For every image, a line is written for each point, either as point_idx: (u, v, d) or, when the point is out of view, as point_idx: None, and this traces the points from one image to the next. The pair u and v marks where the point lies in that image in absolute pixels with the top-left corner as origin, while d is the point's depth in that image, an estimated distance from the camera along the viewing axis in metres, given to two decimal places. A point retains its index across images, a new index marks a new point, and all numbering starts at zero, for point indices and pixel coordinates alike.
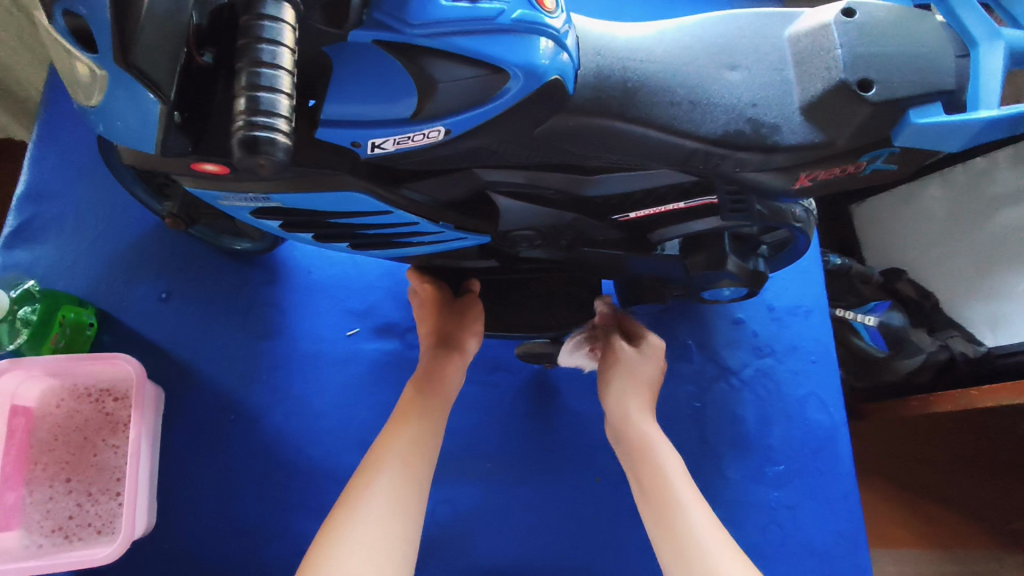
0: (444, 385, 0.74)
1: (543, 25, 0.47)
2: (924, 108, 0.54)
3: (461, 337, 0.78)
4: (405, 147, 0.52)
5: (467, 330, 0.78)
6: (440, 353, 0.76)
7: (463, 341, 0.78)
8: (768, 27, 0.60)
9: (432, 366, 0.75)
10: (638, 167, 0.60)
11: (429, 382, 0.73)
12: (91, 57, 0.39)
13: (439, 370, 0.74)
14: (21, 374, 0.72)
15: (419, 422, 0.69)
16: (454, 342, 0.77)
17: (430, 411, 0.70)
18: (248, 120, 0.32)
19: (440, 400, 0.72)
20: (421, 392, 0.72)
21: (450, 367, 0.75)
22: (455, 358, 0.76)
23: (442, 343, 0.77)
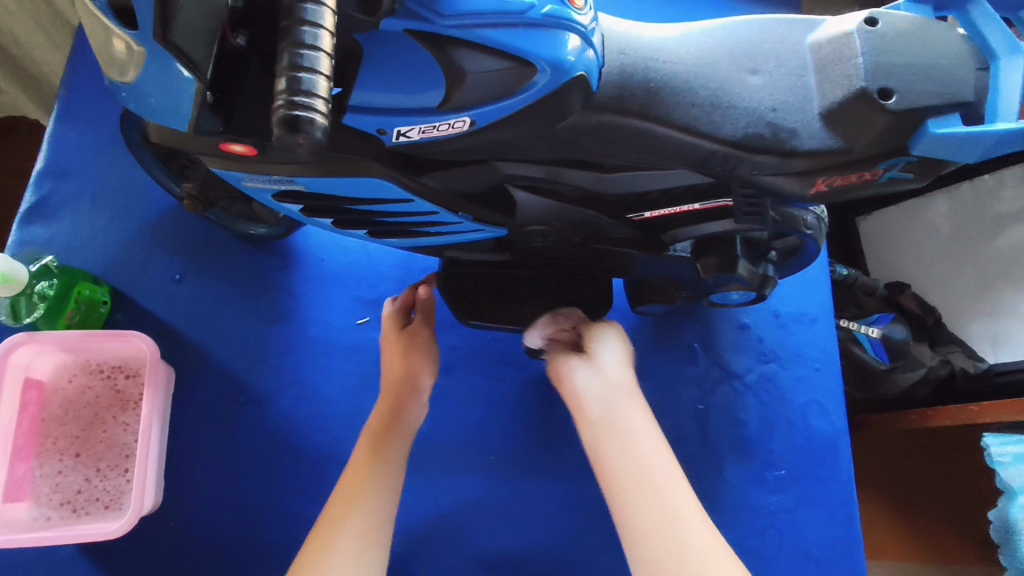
0: (406, 416, 0.75)
1: (571, 21, 0.48)
2: (943, 119, 0.55)
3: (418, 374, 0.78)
4: (430, 136, 0.53)
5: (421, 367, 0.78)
6: (401, 391, 0.76)
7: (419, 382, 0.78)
8: (790, 33, 0.60)
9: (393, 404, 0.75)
10: (655, 167, 0.61)
11: (393, 412, 0.74)
12: (131, 34, 0.40)
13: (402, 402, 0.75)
14: (36, 348, 0.73)
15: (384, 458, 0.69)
16: (412, 379, 0.77)
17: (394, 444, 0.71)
18: (288, 99, 0.33)
19: (399, 441, 0.72)
20: (384, 422, 0.72)
21: (412, 400, 0.76)
22: (414, 396, 0.77)
23: (401, 381, 0.77)
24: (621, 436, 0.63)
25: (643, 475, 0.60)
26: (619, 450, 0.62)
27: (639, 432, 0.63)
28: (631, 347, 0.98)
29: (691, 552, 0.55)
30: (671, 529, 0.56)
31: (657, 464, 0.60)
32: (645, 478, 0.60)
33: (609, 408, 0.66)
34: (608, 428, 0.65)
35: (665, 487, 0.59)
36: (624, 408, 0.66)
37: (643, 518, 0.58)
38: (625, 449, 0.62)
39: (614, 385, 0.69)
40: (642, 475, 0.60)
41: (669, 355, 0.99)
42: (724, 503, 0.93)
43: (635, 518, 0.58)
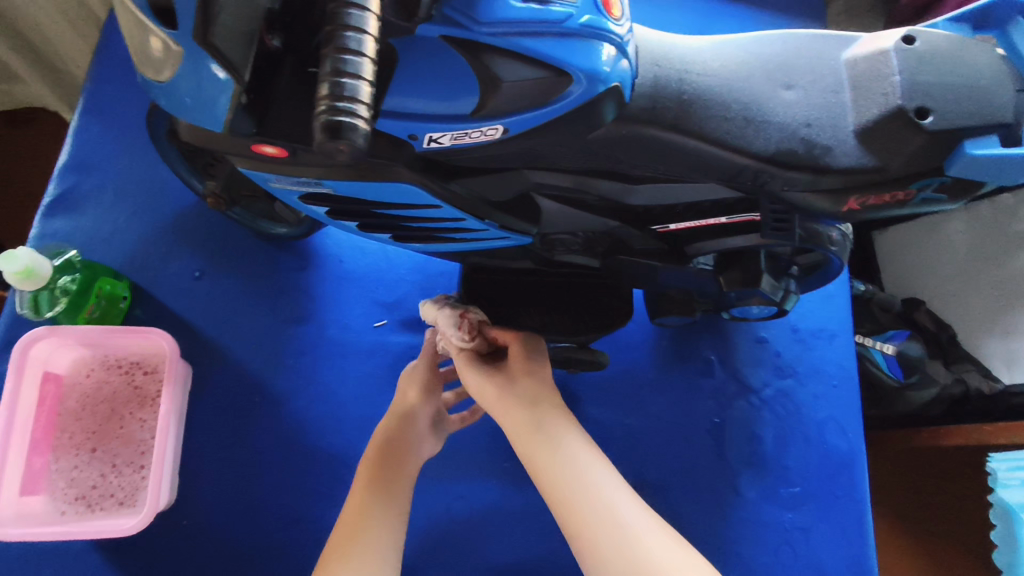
0: (410, 455, 0.74)
1: (607, 31, 0.47)
2: (980, 139, 0.54)
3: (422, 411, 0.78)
4: (461, 143, 0.53)
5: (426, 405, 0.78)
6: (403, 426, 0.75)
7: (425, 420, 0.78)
8: (825, 48, 0.60)
9: (394, 438, 0.74)
10: (684, 180, 0.61)
11: (396, 451, 0.73)
12: (170, 33, 0.40)
13: (404, 442, 0.74)
14: (56, 342, 0.73)
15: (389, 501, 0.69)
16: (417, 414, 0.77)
17: (397, 488, 0.70)
18: (330, 105, 0.33)
19: (400, 483, 0.71)
20: (389, 462, 0.72)
21: (414, 440, 0.75)
22: (416, 433, 0.76)
23: (405, 414, 0.76)
24: (552, 455, 0.64)
25: (573, 484, 0.62)
26: (555, 460, 0.64)
27: (563, 449, 0.65)
28: (647, 358, 0.98)
29: (643, 549, 0.57)
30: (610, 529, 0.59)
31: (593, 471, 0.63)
32: (585, 489, 0.61)
33: (542, 422, 0.67)
34: (538, 441, 0.66)
35: (601, 486, 0.62)
36: (553, 421, 0.67)
37: (591, 522, 0.59)
38: (557, 459, 0.64)
39: (528, 391, 0.71)
40: (579, 483, 0.62)
41: (685, 367, 0.98)
42: (739, 519, 0.92)
43: (577, 525, 0.60)
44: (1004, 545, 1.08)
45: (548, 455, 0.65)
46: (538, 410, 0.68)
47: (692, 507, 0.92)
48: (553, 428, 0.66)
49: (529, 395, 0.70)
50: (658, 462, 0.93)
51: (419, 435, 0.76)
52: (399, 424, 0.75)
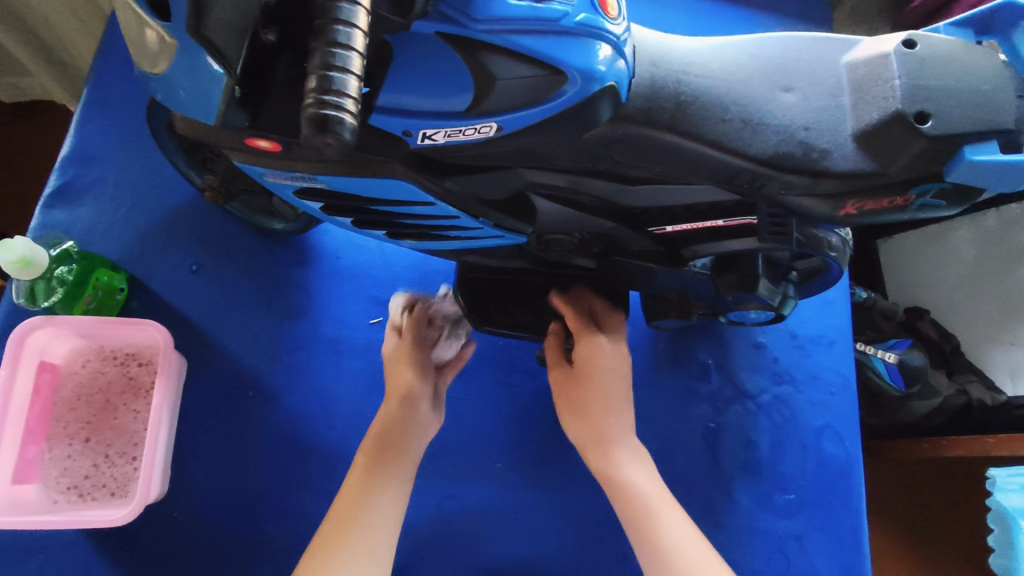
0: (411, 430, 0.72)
1: (604, 30, 0.47)
2: (980, 144, 0.53)
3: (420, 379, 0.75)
4: (455, 140, 0.52)
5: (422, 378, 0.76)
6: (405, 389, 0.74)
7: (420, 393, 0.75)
8: (826, 51, 0.59)
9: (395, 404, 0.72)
10: (680, 181, 0.60)
11: (396, 428, 0.71)
12: (163, 25, 0.40)
13: (403, 417, 0.72)
14: (52, 331, 0.73)
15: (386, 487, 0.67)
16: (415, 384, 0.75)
17: (396, 471, 0.68)
18: (318, 98, 0.33)
19: (396, 469, 0.69)
20: (386, 442, 0.70)
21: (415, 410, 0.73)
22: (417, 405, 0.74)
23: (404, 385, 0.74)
24: (614, 467, 0.70)
25: (635, 495, 0.68)
26: (619, 468, 0.70)
27: (620, 459, 0.70)
28: (644, 361, 0.97)
29: (686, 563, 0.63)
30: (660, 545, 0.64)
31: (651, 487, 0.68)
32: (637, 502, 0.67)
33: (606, 428, 0.72)
34: (604, 450, 0.71)
35: (657, 501, 0.67)
36: (618, 429, 0.72)
37: (642, 533, 0.66)
38: (619, 470, 0.70)
39: (590, 387, 0.74)
40: (634, 497, 0.68)
41: (682, 371, 0.97)
42: (732, 525, 0.91)
43: (634, 535, 0.66)
44: (1003, 547, 1.04)
45: (611, 465, 0.70)
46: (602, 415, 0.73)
47: (685, 511, 0.91)
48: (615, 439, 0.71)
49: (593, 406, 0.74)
50: (653, 465, 0.93)
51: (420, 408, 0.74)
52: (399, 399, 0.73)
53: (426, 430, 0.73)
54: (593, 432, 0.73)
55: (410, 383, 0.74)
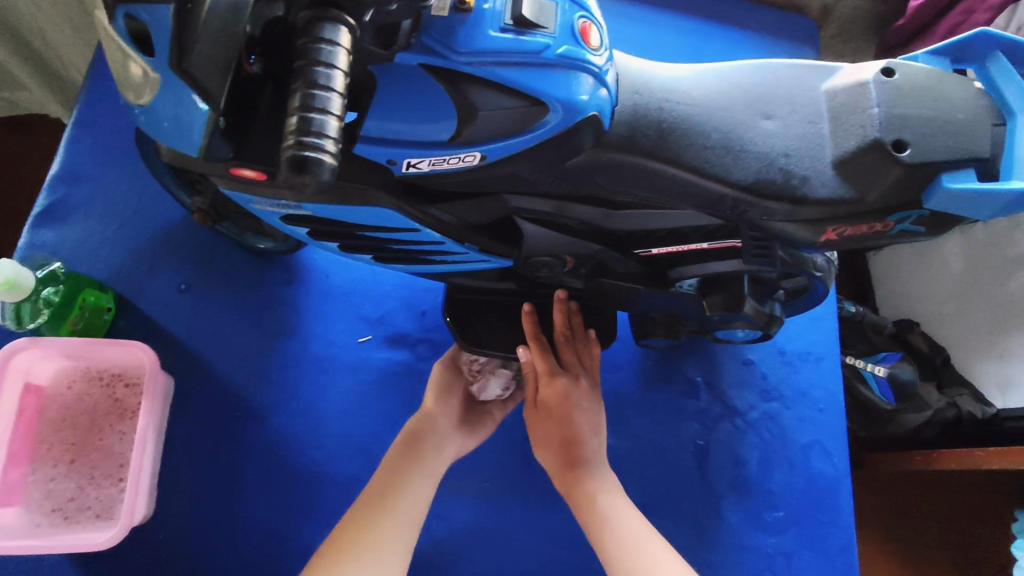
0: (402, 496, 0.71)
1: (585, 61, 0.48)
2: (957, 173, 0.54)
3: (441, 438, 0.78)
4: (439, 168, 0.53)
5: (440, 442, 0.78)
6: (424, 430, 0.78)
7: (438, 450, 0.77)
8: (806, 78, 0.60)
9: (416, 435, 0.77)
10: (664, 206, 0.61)
11: (384, 495, 0.71)
12: (147, 60, 0.40)
13: (398, 480, 0.72)
14: (38, 353, 0.73)
15: (365, 553, 0.65)
16: (430, 437, 0.77)
17: (382, 541, 0.67)
18: (297, 140, 0.33)
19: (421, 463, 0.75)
20: (370, 510, 0.69)
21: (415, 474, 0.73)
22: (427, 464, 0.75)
23: (424, 427, 0.78)
24: (587, 494, 0.72)
25: (613, 525, 0.70)
26: (592, 502, 0.72)
27: (593, 488, 0.73)
28: (632, 378, 0.98)
29: None
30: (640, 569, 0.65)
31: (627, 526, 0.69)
32: (607, 528, 0.69)
33: (579, 466, 0.74)
34: (579, 487, 0.73)
35: (635, 535, 0.69)
36: (591, 467, 0.74)
37: (619, 563, 0.67)
38: (591, 506, 0.71)
39: (562, 418, 0.76)
40: (607, 524, 0.70)
41: (670, 388, 0.98)
42: (721, 543, 0.91)
43: (614, 564, 0.67)
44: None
45: (584, 503, 0.72)
46: (573, 451, 0.75)
47: (674, 529, 0.91)
48: (583, 471, 0.74)
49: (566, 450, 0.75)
50: (642, 483, 0.93)
51: (439, 451, 0.77)
52: (404, 453, 0.75)
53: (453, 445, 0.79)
54: (565, 467, 0.75)
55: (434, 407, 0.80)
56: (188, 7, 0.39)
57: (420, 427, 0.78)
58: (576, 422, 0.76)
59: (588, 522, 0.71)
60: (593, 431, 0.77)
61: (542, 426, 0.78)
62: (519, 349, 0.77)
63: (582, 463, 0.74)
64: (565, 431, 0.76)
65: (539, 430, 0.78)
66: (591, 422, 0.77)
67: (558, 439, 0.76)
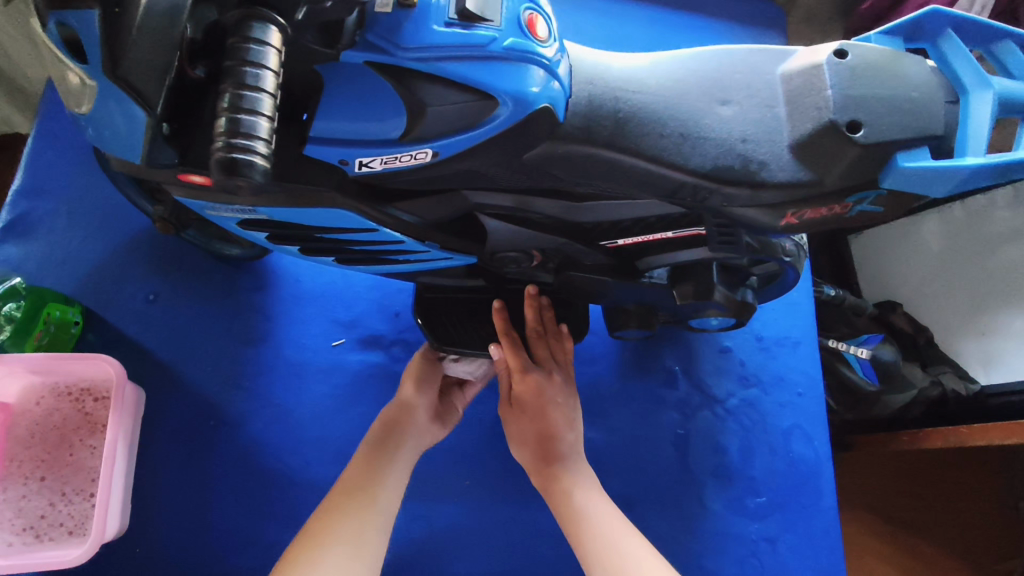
0: (378, 486, 0.70)
1: (534, 54, 0.47)
2: (911, 152, 0.54)
3: (416, 425, 0.77)
4: (392, 167, 0.52)
5: (415, 427, 0.77)
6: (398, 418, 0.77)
7: (410, 441, 0.76)
8: (761, 63, 0.60)
9: (391, 425, 0.76)
10: (626, 196, 0.61)
11: (358, 491, 0.69)
12: (82, 67, 0.40)
13: (374, 468, 0.72)
14: (2, 370, 0.72)
15: (343, 541, 0.64)
16: (404, 423, 0.77)
17: (362, 528, 0.66)
18: (227, 142, 0.33)
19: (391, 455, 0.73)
20: (349, 497, 0.68)
21: (388, 462, 0.73)
22: (403, 451, 0.75)
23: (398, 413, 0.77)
24: (563, 490, 0.72)
25: (591, 519, 0.69)
26: (570, 497, 0.72)
27: (569, 482, 0.73)
28: (610, 370, 0.97)
29: None
30: (617, 562, 0.66)
31: (602, 523, 0.69)
32: (583, 521, 0.69)
33: (557, 463, 0.74)
34: (556, 483, 0.73)
35: (611, 530, 0.69)
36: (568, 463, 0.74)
37: (595, 559, 0.67)
38: (567, 501, 0.71)
39: (535, 413, 0.76)
40: (583, 518, 0.70)
41: (649, 378, 0.98)
42: (705, 531, 0.92)
43: (590, 558, 0.67)
44: None
45: (560, 499, 0.72)
46: (548, 448, 0.75)
47: (657, 519, 0.91)
48: (560, 464, 0.74)
49: (541, 448, 0.75)
50: (624, 475, 0.93)
51: (411, 441, 0.76)
52: (376, 445, 0.74)
53: (424, 438, 0.78)
54: (540, 463, 0.75)
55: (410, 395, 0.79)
56: (117, 12, 0.38)
57: (395, 416, 0.77)
58: (551, 420, 0.75)
59: (566, 517, 0.71)
60: (569, 426, 0.76)
61: (518, 425, 0.77)
62: (491, 346, 0.77)
63: (559, 458, 0.74)
64: (540, 427, 0.75)
65: (514, 427, 0.78)
66: (566, 416, 0.76)
67: (534, 436, 0.76)
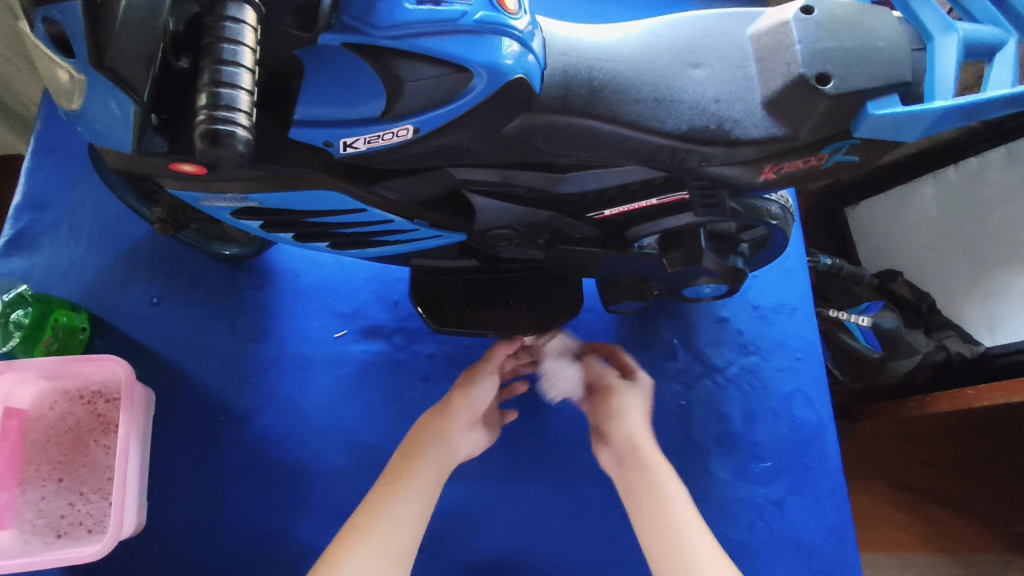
0: (413, 475, 0.74)
1: (507, 27, 0.49)
2: (882, 100, 0.56)
3: (455, 425, 0.80)
4: (376, 146, 0.54)
5: (453, 433, 0.80)
6: (435, 424, 0.80)
7: (446, 437, 0.79)
8: (731, 25, 0.61)
9: (425, 428, 0.79)
10: (608, 164, 0.62)
11: (395, 478, 0.73)
12: (69, 62, 0.42)
13: (406, 468, 0.75)
14: (14, 377, 0.74)
15: (376, 526, 0.68)
16: (442, 426, 0.79)
17: (399, 515, 0.70)
18: (210, 115, 0.35)
19: (433, 451, 0.77)
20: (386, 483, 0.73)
21: (423, 463, 0.75)
22: (444, 447, 0.78)
23: (433, 422, 0.80)
24: (657, 500, 0.77)
25: (666, 502, 0.76)
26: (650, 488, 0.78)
27: (657, 490, 0.78)
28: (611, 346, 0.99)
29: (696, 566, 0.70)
30: (676, 538, 0.73)
31: (678, 516, 0.75)
32: (666, 526, 0.74)
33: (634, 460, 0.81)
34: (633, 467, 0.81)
35: (677, 513, 0.75)
36: (642, 456, 0.81)
37: (654, 540, 0.74)
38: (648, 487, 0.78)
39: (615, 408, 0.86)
40: (670, 525, 0.74)
41: (649, 352, 0.99)
42: (713, 498, 0.93)
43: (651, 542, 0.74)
44: None
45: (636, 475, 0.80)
46: (631, 468, 0.81)
47: None
48: (641, 465, 0.81)
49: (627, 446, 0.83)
50: None
51: (451, 440, 0.79)
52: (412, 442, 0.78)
53: (463, 438, 0.81)
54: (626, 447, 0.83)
55: (452, 401, 0.82)
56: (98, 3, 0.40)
57: (431, 420, 0.80)
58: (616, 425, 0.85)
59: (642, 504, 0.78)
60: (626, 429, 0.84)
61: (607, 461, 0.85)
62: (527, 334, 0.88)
63: (636, 462, 0.81)
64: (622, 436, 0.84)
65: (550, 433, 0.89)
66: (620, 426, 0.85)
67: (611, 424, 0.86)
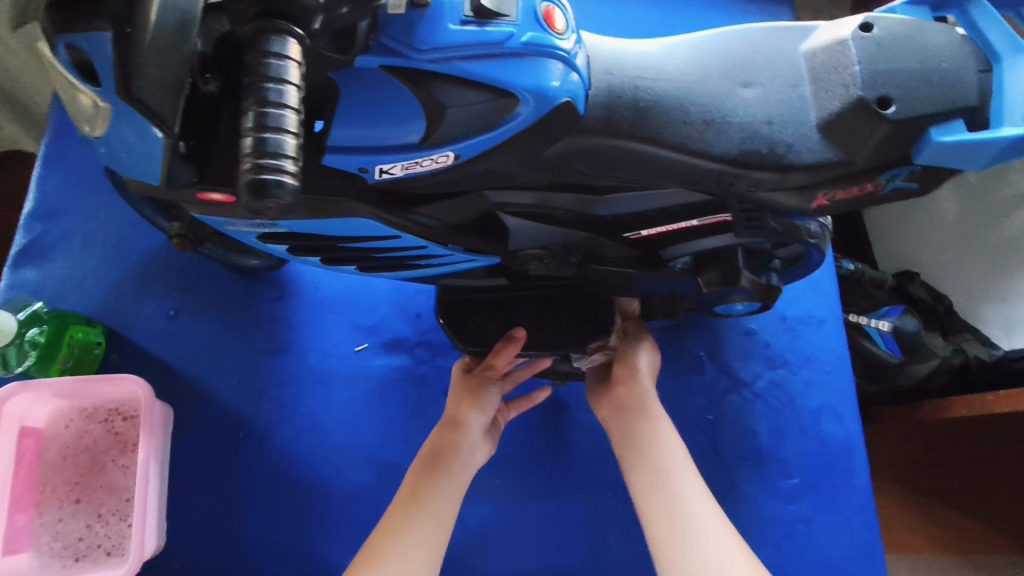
0: (429, 499, 0.68)
1: (553, 47, 0.46)
2: (946, 126, 0.52)
3: (465, 437, 0.74)
4: (413, 171, 0.51)
5: (465, 453, 0.73)
6: (445, 445, 0.73)
7: (460, 456, 0.73)
8: (783, 41, 0.58)
9: (437, 447, 0.73)
10: (651, 186, 0.59)
11: (410, 504, 0.67)
12: (95, 90, 0.40)
13: (423, 490, 0.68)
14: (30, 396, 0.72)
15: (399, 554, 0.63)
16: (452, 445, 0.73)
17: (417, 548, 0.64)
18: (255, 163, 0.34)
19: (445, 481, 0.70)
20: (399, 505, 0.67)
21: (441, 482, 0.70)
22: (458, 463, 0.72)
23: (445, 436, 0.74)
24: (649, 441, 0.72)
25: (659, 443, 0.72)
26: (658, 429, 0.74)
27: (660, 445, 0.72)
28: None
29: (685, 509, 0.66)
30: (667, 483, 0.68)
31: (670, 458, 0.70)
32: (665, 494, 0.67)
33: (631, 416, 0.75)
34: (627, 414, 0.76)
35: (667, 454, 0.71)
36: (641, 409, 0.75)
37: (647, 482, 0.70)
38: (641, 432, 0.73)
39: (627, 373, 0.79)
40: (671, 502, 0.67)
41: (675, 365, 0.97)
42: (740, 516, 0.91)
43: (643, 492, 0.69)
44: None
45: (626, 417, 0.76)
46: (632, 414, 0.75)
47: None
48: (647, 419, 0.75)
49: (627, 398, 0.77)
50: None
51: (466, 461, 0.73)
52: (425, 463, 0.71)
53: (475, 455, 0.75)
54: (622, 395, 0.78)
55: (459, 412, 0.76)
56: (129, 32, 0.37)
57: (439, 442, 0.73)
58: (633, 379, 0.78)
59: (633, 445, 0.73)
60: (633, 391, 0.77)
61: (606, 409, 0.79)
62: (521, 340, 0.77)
63: (640, 409, 0.76)
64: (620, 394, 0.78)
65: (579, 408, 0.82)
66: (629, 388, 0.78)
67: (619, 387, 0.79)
